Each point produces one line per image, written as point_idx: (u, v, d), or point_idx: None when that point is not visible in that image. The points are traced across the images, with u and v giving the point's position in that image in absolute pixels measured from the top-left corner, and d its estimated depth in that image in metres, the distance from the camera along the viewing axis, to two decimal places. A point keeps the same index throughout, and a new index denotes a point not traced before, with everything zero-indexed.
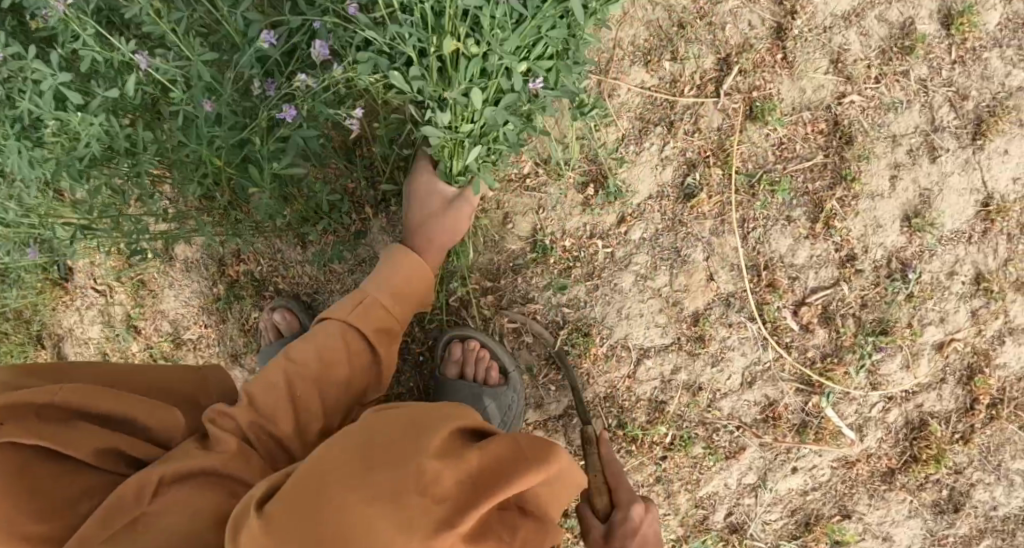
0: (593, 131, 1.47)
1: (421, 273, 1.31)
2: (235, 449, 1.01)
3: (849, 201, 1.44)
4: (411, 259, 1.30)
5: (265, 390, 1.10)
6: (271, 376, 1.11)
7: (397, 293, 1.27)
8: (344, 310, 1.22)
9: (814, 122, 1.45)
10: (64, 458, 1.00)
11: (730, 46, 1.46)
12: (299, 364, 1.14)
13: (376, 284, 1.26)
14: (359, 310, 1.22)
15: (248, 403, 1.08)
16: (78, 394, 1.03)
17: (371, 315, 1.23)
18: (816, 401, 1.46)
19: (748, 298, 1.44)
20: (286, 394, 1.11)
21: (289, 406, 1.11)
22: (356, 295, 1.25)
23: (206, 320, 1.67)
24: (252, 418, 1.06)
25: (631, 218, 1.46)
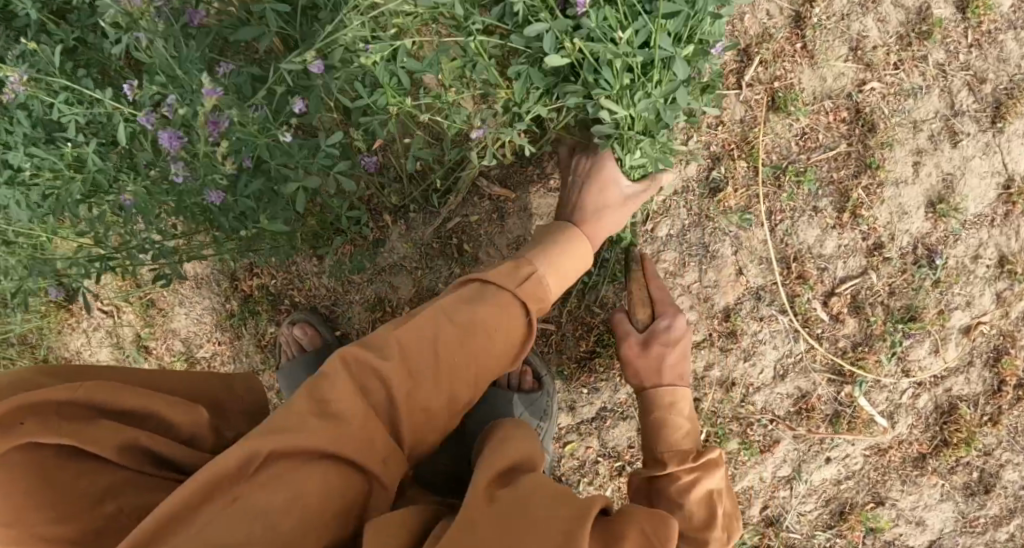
0: None
1: (582, 259, 1.22)
2: (365, 423, 0.88)
3: (874, 189, 1.43)
4: (573, 234, 1.22)
5: (419, 350, 0.95)
6: (439, 329, 0.97)
7: (557, 273, 1.15)
8: (509, 279, 1.07)
9: (836, 111, 1.44)
10: (85, 457, 0.89)
11: (750, 36, 1.44)
12: (478, 333, 0.99)
13: (545, 260, 1.14)
14: (521, 285, 1.07)
15: (399, 362, 0.93)
16: (102, 390, 0.92)
17: (523, 299, 1.06)
18: (849, 390, 1.46)
19: (778, 291, 1.43)
20: (439, 361, 0.96)
21: (451, 379, 0.96)
22: (534, 265, 1.13)
23: (219, 337, 1.63)
24: (398, 383, 0.92)
25: (657, 214, 1.44)
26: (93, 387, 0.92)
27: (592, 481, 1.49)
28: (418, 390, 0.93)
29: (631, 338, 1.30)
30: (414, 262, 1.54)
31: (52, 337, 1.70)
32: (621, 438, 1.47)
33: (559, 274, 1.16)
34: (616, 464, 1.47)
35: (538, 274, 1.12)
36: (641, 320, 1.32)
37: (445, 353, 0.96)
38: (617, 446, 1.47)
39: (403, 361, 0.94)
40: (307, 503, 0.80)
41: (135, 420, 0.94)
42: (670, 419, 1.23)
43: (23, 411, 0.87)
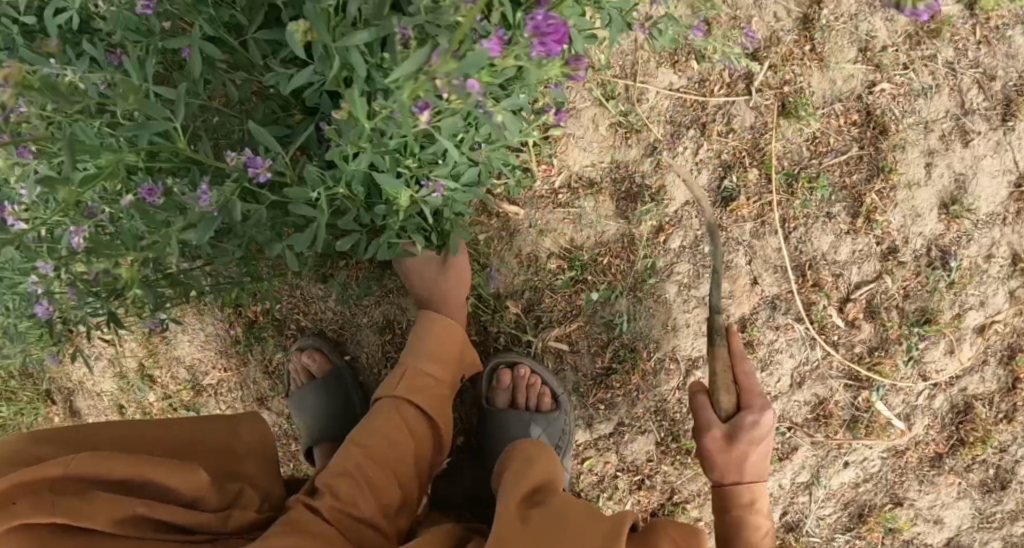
0: (625, 138, 1.42)
1: (455, 340, 1.32)
2: (326, 536, 1.01)
3: (887, 193, 1.42)
4: (444, 326, 1.32)
5: (343, 478, 1.09)
6: (344, 458, 1.12)
7: (435, 360, 1.29)
8: (393, 387, 1.25)
9: (847, 113, 1.43)
10: (81, 530, 0.94)
11: (758, 41, 1.42)
12: (373, 442, 1.15)
13: (418, 357, 1.29)
14: (406, 383, 1.25)
15: (330, 494, 1.07)
16: (93, 460, 0.96)
17: (433, 390, 1.27)
18: (866, 395, 1.46)
19: (793, 299, 1.42)
20: (360, 483, 1.10)
21: (367, 493, 1.10)
22: (396, 373, 1.27)
23: (226, 364, 1.62)
24: (333, 504, 1.05)
25: (670, 226, 1.42)
26: (84, 459, 0.95)
27: (612, 496, 1.48)
28: (355, 507, 1.07)
29: (716, 424, 1.18)
30: None
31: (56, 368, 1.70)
32: (640, 452, 1.46)
33: (434, 355, 1.29)
34: (635, 478, 1.47)
35: (405, 372, 1.27)
36: (727, 407, 1.20)
37: (364, 471, 1.11)
38: (636, 459, 1.46)
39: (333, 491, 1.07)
40: None
41: (133, 488, 0.98)
42: (753, 455, 1.16)
43: (16, 493, 0.91)
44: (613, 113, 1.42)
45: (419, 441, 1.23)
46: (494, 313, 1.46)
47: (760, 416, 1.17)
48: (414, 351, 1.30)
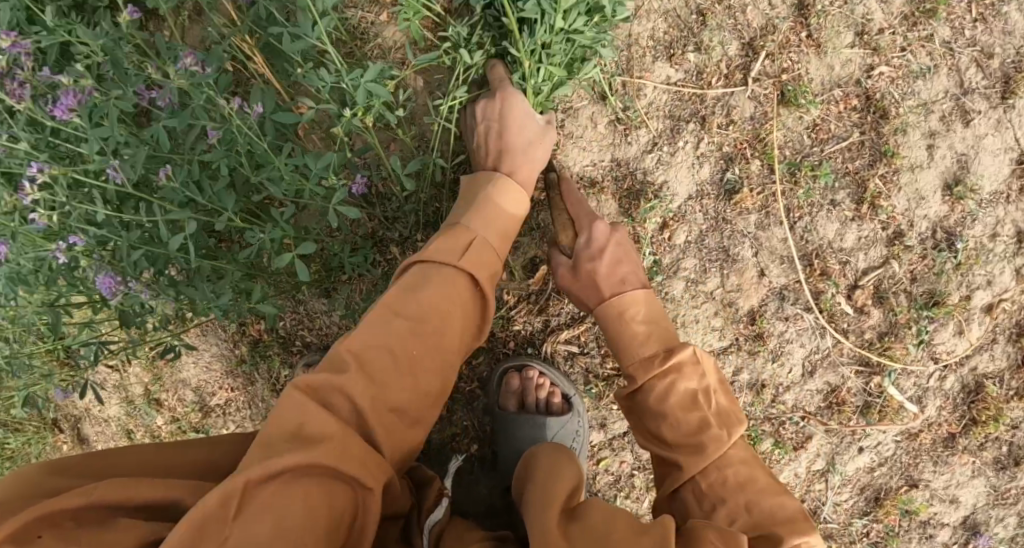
0: (625, 135, 1.40)
1: (517, 207, 1.26)
2: (344, 431, 0.93)
3: (890, 178, 1.41)
4: (517, 194, 1.26)
5: (384, 354, 1.00)
6: (388, 332, 1.01)
7: (494, 237, 1.19)
8: (450, 255, 1.12)
9: (846, 99, 1.41)
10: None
11: (754, 29, 1.39)
12: (420, 323, 1.04)
13: (482, 226, 1.19)
14: (468, 261, 1.13)
15: (366, 373, 0.98)
16: (114, 490, 0.95)
17: (486, 265, 1.15)
18: (878, 381, 1.46)
19: (801, 289, 1.41)
20: (407, 371, 1.01)
21: (414, 378, 1.01)
22: (458, 235, 1.15)
23: (233, 383, 1.65)
24: (376, 396, 0.97)
25: (673, 222, 1.41)
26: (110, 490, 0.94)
27: (628, 494, 1.47)
28: (394, 400, 0.98)
29: (562, 264, 1.31)
30: None
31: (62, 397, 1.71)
32: None
33: (497, 233, 1.20)
34: (652, 475, 1.46)
35: (470, 241, 1.15)
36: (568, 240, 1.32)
37: (410, 358, 1.01)
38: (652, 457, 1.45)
39: (367, 368, 0.98)
40: (305, 511, 0.86)
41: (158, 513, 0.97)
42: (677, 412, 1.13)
43: (38, 526, 0.90)
44: (611, 110, 1.40)
45: (471, 324, 1.11)
46: (501, 319, 1.45)
47: (619, 309, 1.23)
48: (476, 216, 1.20)
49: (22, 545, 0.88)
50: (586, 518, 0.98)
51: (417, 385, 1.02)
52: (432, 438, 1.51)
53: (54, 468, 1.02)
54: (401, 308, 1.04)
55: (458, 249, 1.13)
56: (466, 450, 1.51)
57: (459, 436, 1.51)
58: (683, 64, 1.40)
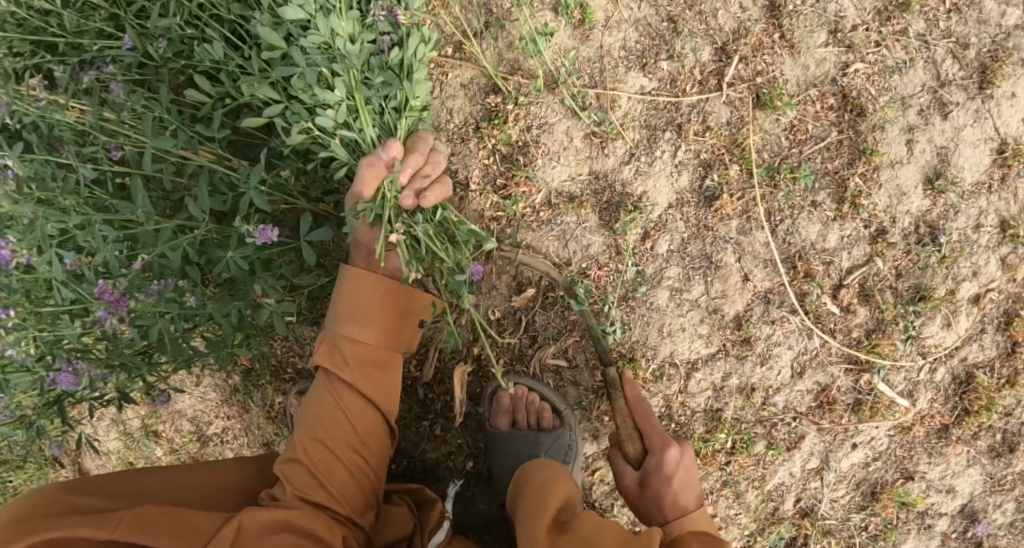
0: (602, 147, 1.39)
1: (367, 290, 1.19)
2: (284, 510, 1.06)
3: (870, 175, 1.41)
4: (361, 278, 1.18)
5: (296, 470, 1.11)
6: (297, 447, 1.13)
7: (356, 321, 1.18)
8: (330, 359, 1.17)
9: (823, 98, 1.40)
10: None
11: (725, 34, 1.38)
12: (318, 434, 1.14)
13: (342, 319, 1.18)
14: (342, 361, 1.17)
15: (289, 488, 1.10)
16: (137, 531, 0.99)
17: (359, 350, 1.18)
18: (868, 378, 1.46)
19: (786, 292, 1.41)
20: (319, 474, 1.12)
21: (331, 472, 1.13)
22: (320, 347, 1.19)
23: (228, 411, 1.71)
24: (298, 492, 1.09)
25: (655, 232, 1.41)
26: (120, 530, 0.99)
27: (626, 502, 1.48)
28: (313, 497, 1.09)
29: (630, 477, 1.25)
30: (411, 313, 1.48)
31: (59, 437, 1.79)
32: None
33: (369, 308, 1.19)
34: None
35: (335, 347, 1.18)
36: (634, 454, 1.27)
37: (317, 464, 1.12)
38: None
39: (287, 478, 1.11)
40: None
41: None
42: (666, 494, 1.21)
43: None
44: (586, 123, 1.38)
45: (365, 410, 1.18)
46: (489, 339, 1.45)
47: (675, 493, 1.21)
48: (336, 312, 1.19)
49: None
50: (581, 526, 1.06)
51: (335, 468, 1.13)
52: (427, 458, 1.53)
53: (76, 488, 1.07)
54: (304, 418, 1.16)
55: (328, 351, 1.18)
56: (462, 468, 1.52)
57: (455, 456, 1.52)
58: (656, 72, 1.38)
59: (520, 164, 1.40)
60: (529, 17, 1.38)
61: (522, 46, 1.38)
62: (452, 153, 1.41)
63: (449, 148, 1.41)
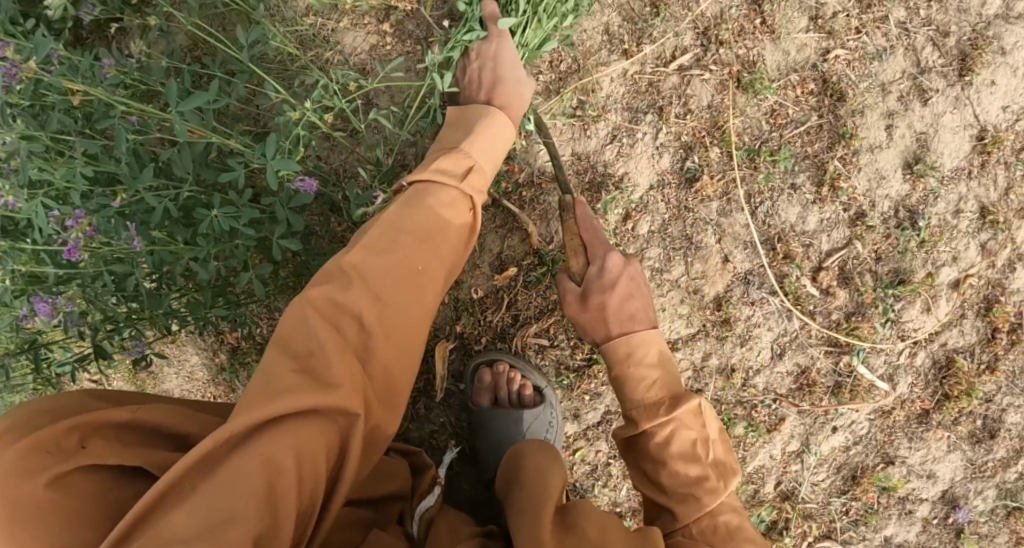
0: (584, 129, 1.42)
1: (503, 141, 1.22)
2: (350, 369, 0.92)
3: (850, 158, 1.42)
4: (506, 127, 1.23)
5: (378, 273, 0.99)
6: (392, 251, 1.01)
7: (489, 160, 1.19)
8: (453, 176, 1.12)
9: (803, 83, 1.42)
10: (127, 478, 0.90)
11: (707, 18, 1.40)
12: (410, 247, 1.03)
13: (481, 151, 1.18)
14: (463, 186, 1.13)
15: (362, 289, 0.97)
16: (172, 416, 0.95)
17: (470, 186, 1.14)
18: (847, 360, 1.48)
19: (766, 273, 1.43)
20: (397, 295, 1.00)
21: (397, 305, 0.99)
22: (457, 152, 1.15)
23: (214, 391, 1.75)
24: (374, 331, 0.96)
25: (636, 213, 1.43)
26: (141, 412, 0.93)
27: (606, 482, 1.49)
28: (378, 344, 0.96)
29: (571, 293, 1.27)
30: None
31: None
32: None
33: (494, 162, 1.20)
34: (628, 463, 1.48)
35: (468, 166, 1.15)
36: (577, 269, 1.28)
37: (401, 279, 1.00)
38: None
39: (361, 298, 0.97)
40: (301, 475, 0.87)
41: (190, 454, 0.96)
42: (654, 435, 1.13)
43: (87, 435, 0.89)
44: (568, 105, 1.41)
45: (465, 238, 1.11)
46: (472, 317, 1.48)
47: (626, 347, 1.19)
48: (475, 138, 1.19)
49: (69, 452, 0.87)
50: (579, 530, 1.00)
51: (408, 324, 1.00)
52: (411, 436, 1.55)
53: (98, 396, 0.98)
54: (393, 244, 1.02)
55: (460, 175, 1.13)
56: (445, 447, 1.53)
57: (437, 435, 1.52)
58: (639, 57, 1.40)
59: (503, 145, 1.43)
60: None
61: None
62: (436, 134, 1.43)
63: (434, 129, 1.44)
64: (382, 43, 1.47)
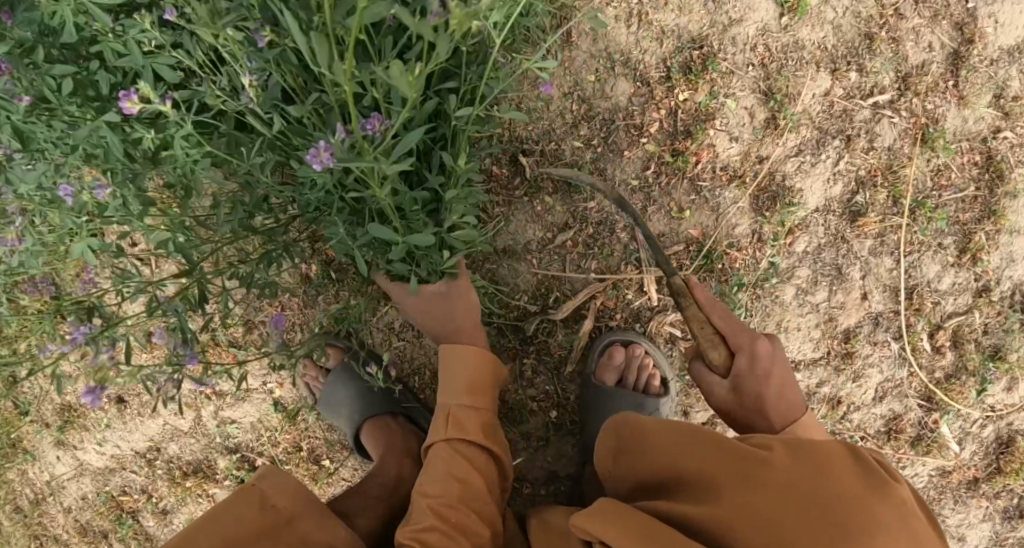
0: (776, 135, 1.45)
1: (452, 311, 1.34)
2: (442, 531, 1.14)
3: (993, 235, 1.50)
4: (461, 350, 1.32)
5: (430, 535, 1.13)
6: (435, 458, 1.25)
7: (473, 335, 1.39)
8: (449, 375, 1.32)
9: (971, 153, 1.49)
10: None
11: (909, 66, 1.46)
12: (440, 499, 1.19)
13: (466, 332, 1.38)
14: (453, 428, 1.28)
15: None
16: None
17: (472, 357, 1.33)
18: (936, 416, 1.55)
19: (895, 319, 1.51)
20: (452, 536, 1.14)
21: (458, 544, 1.13)
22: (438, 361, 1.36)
23: (286, 302, 1.66)
24: (450, 517, 1.17)
25: (797, 229, 1.47)
26: None
27: None
28: (454, 506, 1.19)
29: (711, 380, 1.19)
30: (539, 246, 1.47)
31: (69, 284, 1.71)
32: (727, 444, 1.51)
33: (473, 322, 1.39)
34: None
35: (458, 355, 1.33)
36: (716, 358, 1.18)
37: (446, 527, 1.15)
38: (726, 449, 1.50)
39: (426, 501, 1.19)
40: None
41: None
42: (773, 388, 1.14)
43: None
44: (770, 107, 1.45)
45: (470, 395, 1.32)
46: (615, 291, 1.47)
47: (778, 387, 1.15)
48: (455, 329, 1.38)
49: None
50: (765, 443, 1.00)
51: (476, 493, 1.23)
52: (508, 399, 1.52)
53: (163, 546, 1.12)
54: (427, 480, 1.23)
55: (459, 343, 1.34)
56: (544, 415, 1.51)
57: (543, 403, 1.51)
58: (838, 86, 1.46)
59: (701, 125, 1.44)
60: None
61: (728, 16, 1.44)
62: (635, 97, 1.44)
63: (631, 90, 1.44)
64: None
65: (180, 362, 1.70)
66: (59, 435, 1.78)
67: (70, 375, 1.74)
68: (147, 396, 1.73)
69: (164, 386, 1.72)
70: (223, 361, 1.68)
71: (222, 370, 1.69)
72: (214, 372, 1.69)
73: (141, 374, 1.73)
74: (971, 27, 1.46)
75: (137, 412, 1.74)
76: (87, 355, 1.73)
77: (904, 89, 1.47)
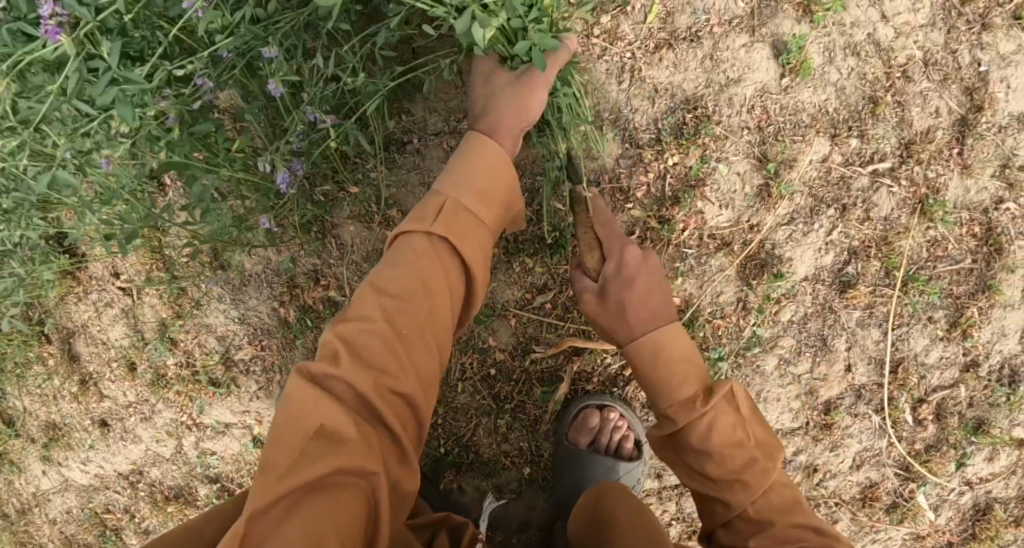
0: (768, 202, 1.41)
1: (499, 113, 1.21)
2: (379, 366, 1.02)
3: (986, 310, 1.45)
4: (487, 147, 1.16)
5: (371, 346, 1.03)
6: (404, 266, 1.08)
7: (504, 181, 1.16)
8: (463, 185, 1.14)
9: (970, 225, 1.43)
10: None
11: (914, 131, 1.41)
12: (397, 305, 1.06)
13: (462, 187, 1.13)
14: (443, 222, 1.11)
15: (353, 360, 1.01)
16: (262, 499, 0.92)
17: (481, 199, 1.14)
18: (912, 486, 1.51)
19: (878, 392, 1.48)
20: (395, 357, 1.03)
21: (396, 362, 1.03)
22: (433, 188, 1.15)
23: (265, 343, 1.64)
24: (393, 348, 1.03)
25: (783, 299, 1.44)
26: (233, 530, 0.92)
27: None
28: (402, 338, 1.05)
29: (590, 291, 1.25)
30: (518, 305, 1.45)
31: (58, 310, 1.72)
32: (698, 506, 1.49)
33: (494, 176, 1.15)
34: (688, 528, 1.50)
35: (445, 203, 1.13)
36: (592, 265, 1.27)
37: (392, 339, 1.04)
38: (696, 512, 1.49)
39: (384, 312, 1.05)
40: (352, 447, 0.98)
41: None
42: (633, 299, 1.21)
43: None
44: (762, 171, 1.40)
45: (477, 231, 1.13)
46: (595, 354, 1.46)
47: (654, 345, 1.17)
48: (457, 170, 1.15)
49: None
50: None
51: (433, 352, 1.08)
52: (481, 451, 1.51)
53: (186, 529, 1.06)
54: (382, 279, 1.08)
55: (488, 157, 1.16)
56: (518, 469, 1.51)
57: (518, 457, 1.50)
58: (835, 148, 1.40)
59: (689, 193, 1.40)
60: (741, 54, 1.38)
61: (725, 75, 1.38)
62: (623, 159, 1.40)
63: (618, 152, 1.41)
64: (589, 36, 1.38)
65: (160, 391, 1.71)
66: (44, 452, 1.80)
67: (54, 395, 1.76)
68: (129, 421, 1.75)
69: (146, 413, 1.73)
70: (202, 396, 1.69)
71: (201, 404, 1.70)
72: (194, 406, 1.70)
73: (124, 400, 1.74)
74: (981, 92, 1.39)
75: (121, 437, 1.76)
76: (72, 380, 1.75)
77: (905, 155, 1.41)
